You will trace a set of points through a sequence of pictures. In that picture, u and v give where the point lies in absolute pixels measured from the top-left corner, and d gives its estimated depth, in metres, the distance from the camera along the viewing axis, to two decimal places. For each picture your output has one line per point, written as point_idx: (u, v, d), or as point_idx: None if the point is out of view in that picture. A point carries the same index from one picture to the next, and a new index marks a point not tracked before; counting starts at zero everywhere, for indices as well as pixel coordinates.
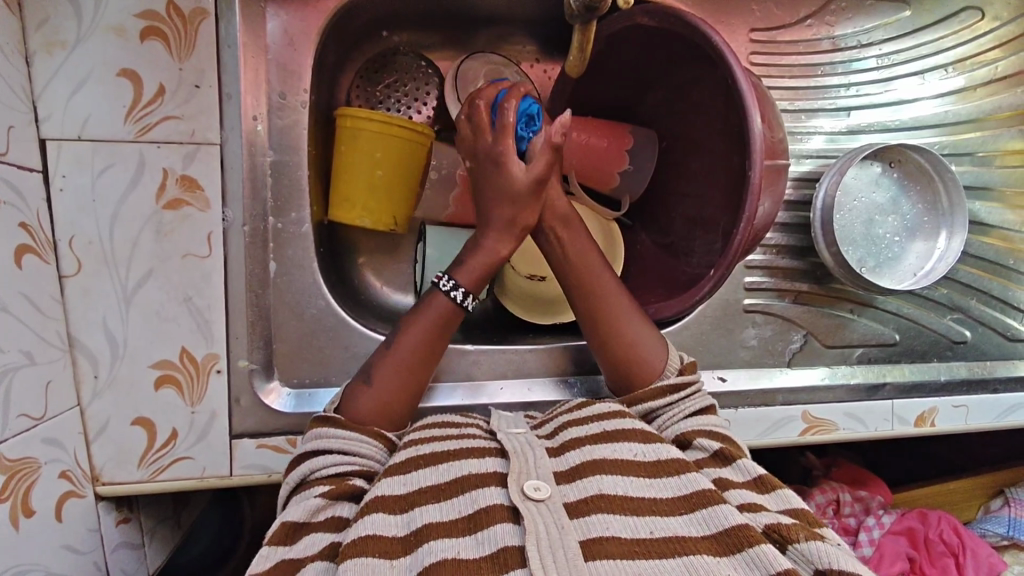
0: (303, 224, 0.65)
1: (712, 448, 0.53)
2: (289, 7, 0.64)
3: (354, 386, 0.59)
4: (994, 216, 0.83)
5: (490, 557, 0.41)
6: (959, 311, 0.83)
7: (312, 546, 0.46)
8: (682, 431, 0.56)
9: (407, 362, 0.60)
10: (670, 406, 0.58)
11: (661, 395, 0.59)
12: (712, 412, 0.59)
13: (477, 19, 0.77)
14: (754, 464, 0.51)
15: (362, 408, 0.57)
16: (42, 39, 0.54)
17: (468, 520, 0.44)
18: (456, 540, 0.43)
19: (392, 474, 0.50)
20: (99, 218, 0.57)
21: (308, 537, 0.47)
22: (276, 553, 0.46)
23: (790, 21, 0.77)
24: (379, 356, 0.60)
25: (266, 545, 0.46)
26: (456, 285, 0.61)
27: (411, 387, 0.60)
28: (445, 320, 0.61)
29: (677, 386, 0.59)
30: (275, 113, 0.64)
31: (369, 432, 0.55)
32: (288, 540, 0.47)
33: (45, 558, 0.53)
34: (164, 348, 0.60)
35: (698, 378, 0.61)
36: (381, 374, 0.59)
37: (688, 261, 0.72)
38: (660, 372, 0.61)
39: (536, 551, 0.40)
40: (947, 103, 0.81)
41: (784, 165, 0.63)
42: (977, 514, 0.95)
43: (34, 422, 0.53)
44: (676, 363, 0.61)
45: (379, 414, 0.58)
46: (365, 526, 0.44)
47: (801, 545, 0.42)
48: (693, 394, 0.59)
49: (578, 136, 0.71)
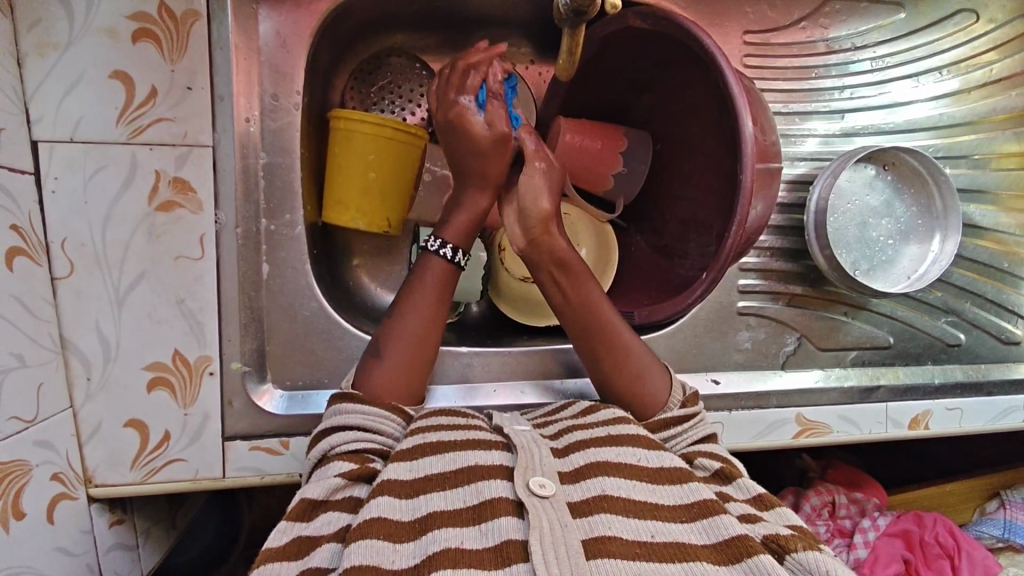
0: (297, 226, 0.66)
1: (712, 467, 0.53)
2: (282, 9, 0.64)
3: (366, 363, 0.59)
4: (989, 219, 0.83)
5: (494, 549, 0.42)
6: (952, 314, 0.83)
7: (329, 525, 0.46)
8: (686, 451, 0.56)
9: (416, 332, 0.60)
10: (676, 435, 0.58)
11: (664, 427, 0.58)
12: (713, 440, 0.59)
13: (471, 20, 0.77)
14: (753, 483, 0.51)
15: (380, 383, 0.58)
16: (35, 40, 0.54)
17: (474, 511, 0.45)
18: (461, 530, 0.43)
19: (400, 458, 0.50)
20: (91, 220, 0.57)
21: (325, 515, 0.47)
22: (294, 528, 0.46)
23: (784, 23, 0.76)
24: (387, 331, 0.60)
25: (283, 520, 0.46)
26: (444, 243, 0.62)
27: (423, 357, 0.60)
28: (443, 283, 0.62)
29: (680, 417, 0.59)
30: (268, 115, 0.64)
31: (386, 406, 0.56)
32: (306, 517, 0.47)
33: (36, 559, 0.53)
34: (156, 350, 0.60)
35: (701, 410, 0.61)
36: (390, 349, 0.59)
37: (681, 263, 0.72)
38: (663, 403, 0.60)
39: (539, 546, 0.40)
40: (942, 105, 0.81)
41: (777, 168, 0.63)
42: (972, 516, 0.95)
43: (25, 425, 0.53)
44: (678, 396, 0.61)
45: (393, 390, 0.58)
46: (374, 508, 0.45)
47: (799, 557, 0.42)
48: (695, 423, 0.59)
49: (572, 138, 0.71)
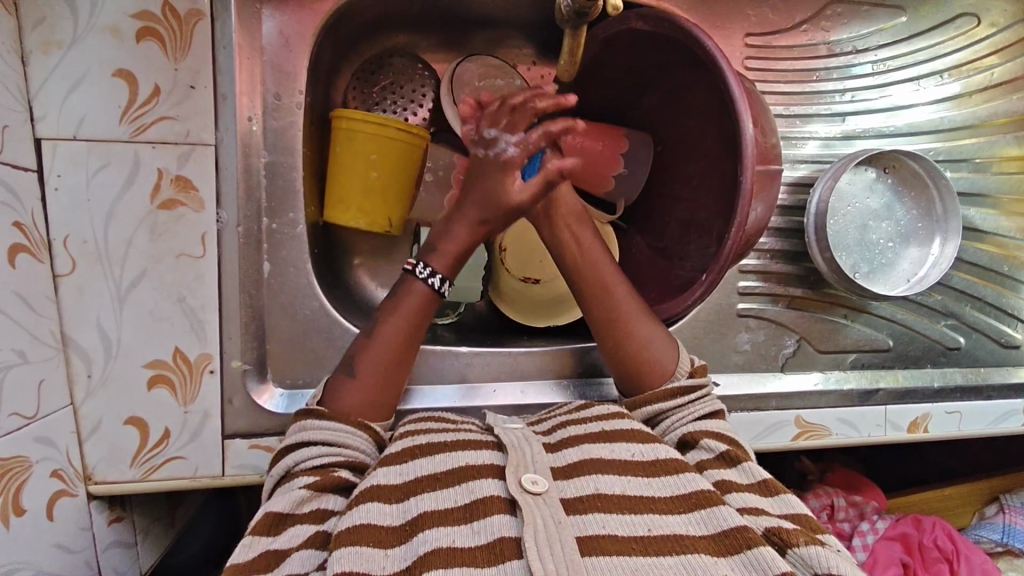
0: (299, 225, 0.66)
1: (717, 449, 0.53)
2: (285, 8, 0.64)
3: (337, 379, 0.58)
4: (990, 223, 0.83)
5: (487, 545, 0.42)
6: (952, 317, 0.83)
7: (298, 536, 0.46)
8: (688, 431, 0.56)
9: (387, 352, 0.59)
10: (681, 407, 0.58)
11: (668, 398, 0.58)
12: (720, 416, 0.59)
13: (474, 21, 0.77)
14: (759, 468, 0.51)
15: (349, 400, 0.57)
16: (39, 38, 0.55)
17: (465, 510, 0.45)
18: (452, 528, 0.43)
19: (388, 463, 0.50)
20: (93, 218, 0.58)
21: (293, 528, 0.47)
22: (260, 542, 0.45)
23: (786, 25, 0.77)
24: (362, 346, 0.59)
25: (248, 535, 0.46)
26: (433, 271, 0.60)
27: (393, 379, 0.59)
28: (424, 309, 0.60)
29: (688, 387, 0.59)
30: (270, 114, 0.64)
31: (350, 421, 0.55)
32: (272, 531, 0.46)
33: (35, 556, 0.53)
34: (157, 348, 0.61)
35: (707, 381, 0.61)
36: (363, 365, 0.58)
37: (682, 264, 0.72)
38: (671, 373, 0.61)
39: (533, 542, 0.41)
40: (943, 109, 0.82)
41: (777, 171, 0.63)
42: (971, 520, 0.95)
43: (26, 420, 0.53)
44: (685, 366, 0.61)
45: (362, 406, 0.57)
46: (360, 515, 0.45)
47: (801, 550, 0.42)
48: (703, 396, 0.59)
49: (573, 139, 0.71)
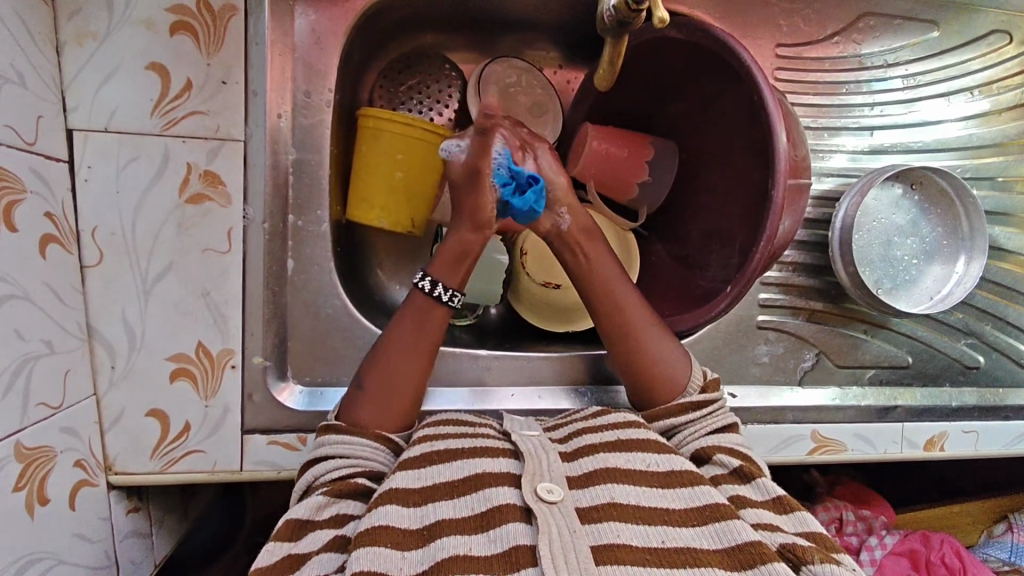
0: (324, 223, 0.66)
1: (731, 465, 0.53)
2: (318, 6, 0.64)
3: (350, 394, 0.58)
4: (1014, 241, 0.82)
5: (501, 555, 0.42)
6: (973, 336, 0.82)
7: (317, 542, 0.46)
8: (702, 446, 0.56)
9: (401, 365, 0.58)
10: (694, 421, 0.58)
11: (683, 412, 0.58)
12: (734, 429, 0.59)
13: (503, 23, 0.77)
14: (773, 484, 0.51)
15: (365, 413, 0.57)
16: (73, 29, 0.55)
17: (481, 518, 0.45)
18: (469, 536, 0.43)
19: (406, 467, 0.50)
20: (122, 210, 0.58)
21: (312, 534, 0.47)
22: (282, 547, 0.46)
23: (817, 37, 0.76)
24: (373, 360, 0.59)
25: (272, 540, 0.47)
26: (424, 276, 0.61)
27: (414, 387, 0.59)
28: (422, 313, 0.60)
29: (698, 403, 0.59)
30: (300, 112, 0.64)
31: (370, 434, 0.55)
32: (293, 537, 0.47)
33: (57, 546, 0.53)
34: (180, 342, 0.61)
35: (720, 395, 0.61)
36: (376, 377, 0.58)
37: (703, 274, 0.72)
38: (682, 388, 0.60)
39: (549, 549, 0.41)
40: (972, 126, 0.81)
41: (805, 184, 0.63)
42: (979, 538, 0.95)
43: (52, 411, 0.53)
44: (698, 380, 0.61)
45: (380, 417, 0.57)
46: (380, 516, 0.45)
47: (815, 567, 0.42)
48: (716, 410, 0.59)
49: (599, 145, 0.71)
